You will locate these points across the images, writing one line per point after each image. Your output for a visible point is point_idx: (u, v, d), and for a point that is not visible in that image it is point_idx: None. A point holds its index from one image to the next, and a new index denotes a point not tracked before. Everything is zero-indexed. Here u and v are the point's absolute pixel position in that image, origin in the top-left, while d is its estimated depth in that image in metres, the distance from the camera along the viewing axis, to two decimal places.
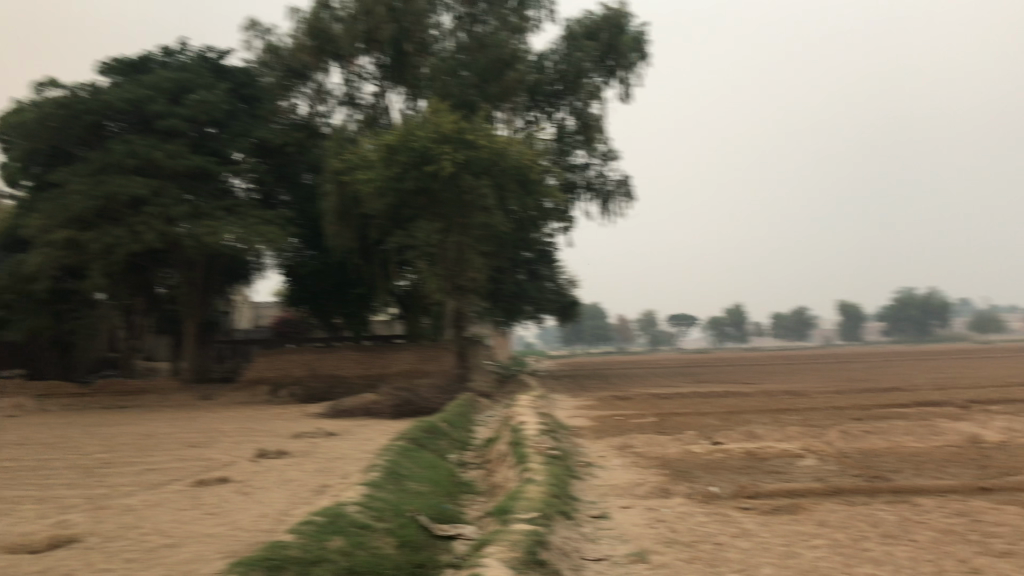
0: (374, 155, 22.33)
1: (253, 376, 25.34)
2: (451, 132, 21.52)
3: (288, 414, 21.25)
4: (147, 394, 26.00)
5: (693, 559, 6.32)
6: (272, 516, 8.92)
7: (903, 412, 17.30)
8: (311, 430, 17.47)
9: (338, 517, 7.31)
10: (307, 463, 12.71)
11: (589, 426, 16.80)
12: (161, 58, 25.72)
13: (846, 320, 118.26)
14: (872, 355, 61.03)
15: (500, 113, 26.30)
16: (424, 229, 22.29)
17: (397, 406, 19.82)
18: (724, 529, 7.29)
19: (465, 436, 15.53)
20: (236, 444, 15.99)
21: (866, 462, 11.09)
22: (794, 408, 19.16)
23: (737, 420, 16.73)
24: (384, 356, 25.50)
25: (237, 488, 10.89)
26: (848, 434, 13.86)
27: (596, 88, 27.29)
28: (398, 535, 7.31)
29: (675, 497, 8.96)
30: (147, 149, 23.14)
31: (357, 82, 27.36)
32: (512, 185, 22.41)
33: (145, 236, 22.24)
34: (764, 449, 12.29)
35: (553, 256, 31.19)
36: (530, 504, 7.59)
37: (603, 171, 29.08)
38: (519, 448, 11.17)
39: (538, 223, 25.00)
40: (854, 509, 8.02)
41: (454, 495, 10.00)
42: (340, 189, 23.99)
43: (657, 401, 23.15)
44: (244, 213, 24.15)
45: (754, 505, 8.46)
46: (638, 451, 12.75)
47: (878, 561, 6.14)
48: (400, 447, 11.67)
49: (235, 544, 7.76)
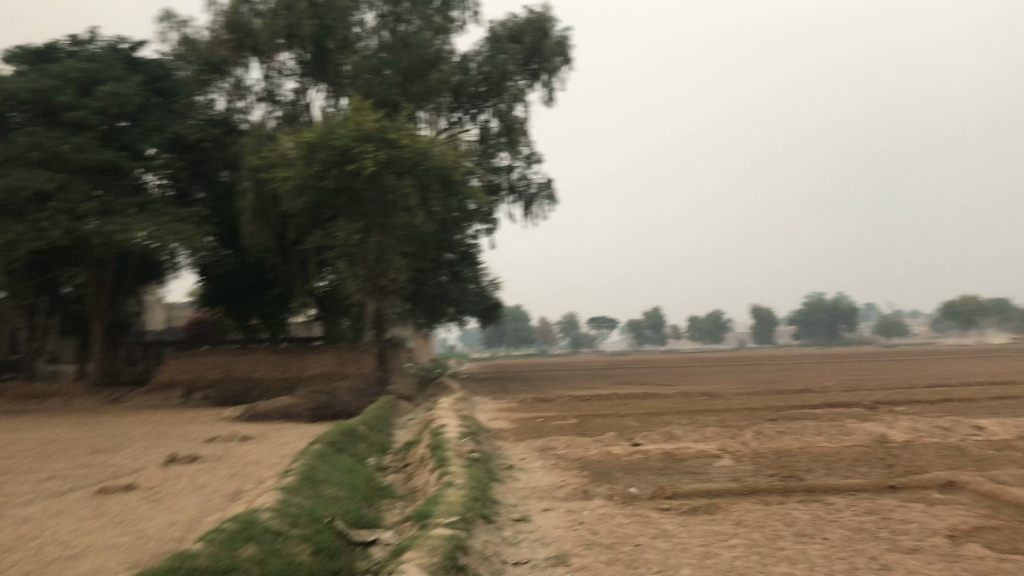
0: (293, 154, 21.93)
1: (164, 379, 24.58)
2: (372, 131, 21.25)
3: (201, 418, 20.63)
4: (51, 397, 24.97)
5: (614, 561, 6.31)
6: (182, 524, 8.59)
7: (815, 413, 17.82)
8: (225, 434, 16.98)
9: (252, 523, 7.03)
10: (220, 469, 12.32)
11: (511, 429, 16.78)
12: (70, 48, 24.69)
13: (760, 324, 121.63)
14: (785, 357, 62.84)
15: (423, 114, 26.04)
16: (345, 229, 21.95)
17: (315, 410, 19.45)
18: (643, 531, 7.33)
19: (384, 439, 15.32)
20: (145, 449, 15.42)
21: (780, 461, 11.34)
22: (711, 409, 19.55)
23: (656, 422, 16.96)
24: (302, 357, 24.75)
25: (145, 495, 10.47)
26: (763, 434, 14.18)
27: (520, 91, 27.27)
28: (314, 542, 7.10)
29: (595, 499, 8.98)
30: (53, 142, 22.17)
31: (277, 78, 26.87)
32: (435, 186, 22.24)
33: (50, 233, 21.36)
34: (682, 450, 12.47)
35: (475, 259, 31.04)
36: (450, 508, 7.47)
37: (526, 174, 29.18)
38: (440, 451, 11.05)
39: (461, 224, 24.80)
40: (769, 508, 8.16)
41: (372, 499, 9.81)
42: (258, 187, 23.39)
43: (578, 403, 23.32)
44: (156, 210, 23.35)
45: (673, 505, 8.54)
46: (559, 453, 12.78)
47: (793, 559, 6.24)
48: (318, 451, 11.41)
49: (141, 554, 7.42)
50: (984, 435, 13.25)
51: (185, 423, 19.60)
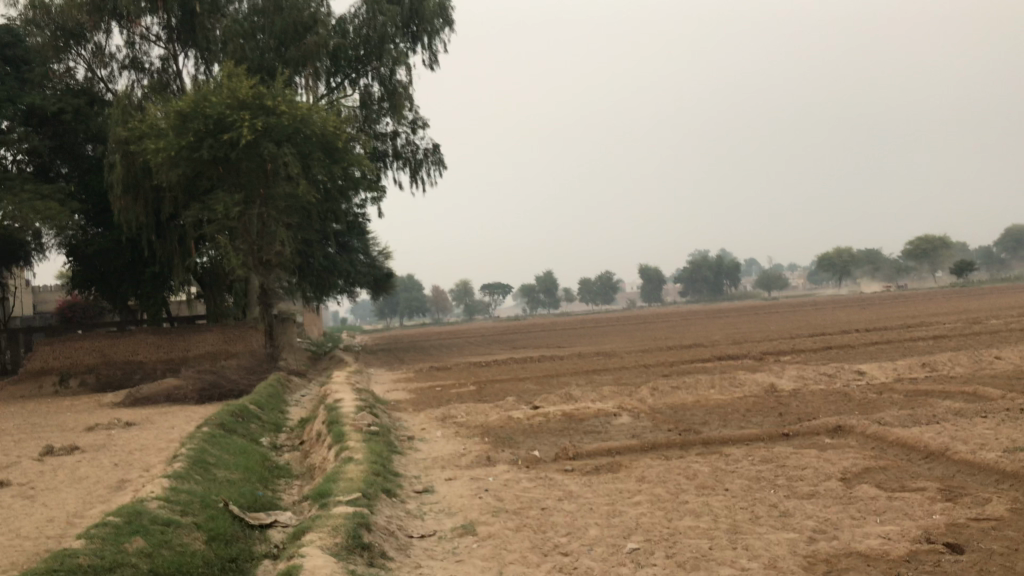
0: (164, 123, 20.77)
1: (36, 367, 22.99)
2: (248, 98, 20.40)
3: (80, 405, 19.52)
4: None
5: (522, 526, 6.23)
6: (61, 520, 8.02)
7: (706, 366, 18.38)
8: (107, 421, 16.12)
9: (138, 515, 6.57)
10: (103, 458, 11.65)
11: (409, 399, 16.58)
12: None
13: (647, 283, 124.75)
14: (672, 315, 64.60)
15: (301, 80, 25.08)
16: (224, 202, 20.92)
17: (203, 391, 18.69)
18: (549, 493, 7.28)
19: (277, 417, 14.82)
20: (17, 442, 14.42)
21: (677, 416, 11.55)
22: (606, 368, 19.85)
23: (554, 383, 17.08)
24: (185, 338, 23.58)
25: (20, 491, 9.76)
26: (659, 390, 14.45)
27: (401, 54, 26.32)
28: (207, 529, 6.73)
29: (499, 465, 8.90)
30: None
31: (142, 45, 25.34)
32: (317, 154, 21.51)
33: None
34: (581, 410, 12.54)
35: (364, 229, 30.41)
36: (350, 485, 7.21)
37: (411, 139, 28.71)
38: (337, 426, 10.73)
39: (347, 193, 24.05)
40: (670, 463, 8.27)
41: (268, 480, 9.45)
42: (128, 160, 22.07)
43: (475, 369, 23.31)
44: (15, 188, 21.77)
45: (576, 466, 8.55)
46: (459, 421, 12.64)
47: (698, 512, 6.31)
48: (207, 433, 10.88)
49: (17, 555, 6.87)
50: (864, 379, 13.90)
51: (61, 412, 18.50)
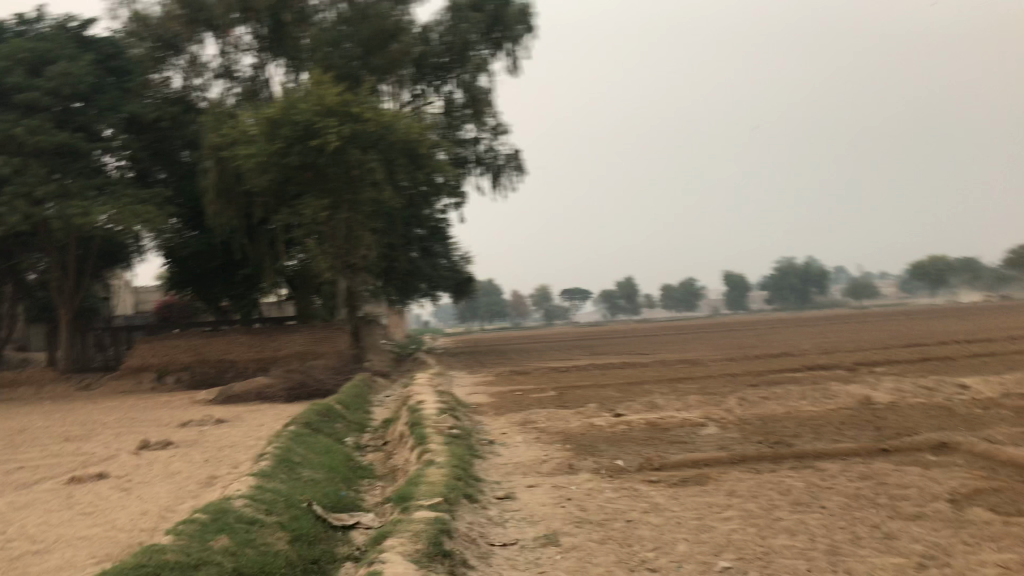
0: (254, 130, 21.33)
1: (136, 363, 24.07)
2: (335, 105, 20.72)
3: (174, 402, 20.16)
4: (21, 384, 24.21)
5: (607, 538, 6.03)
6: (154, 514, 8.20)
7: (795, 376, 17.78)
8: (199, 417, 16.57)
9: (224, 513, 6.61)
10: (194, 454, 11.93)
11: (490, 403, 16.51)
12: (17, 27, 24.19)
13: (732, 290, 122.23)
14: (757, 322, 62.94)
15: (385, 87, 25.49)
16: (311, 206, 21.39)
17: (292, 389, 19.05)
18: (634, 505, 7.05)
19: (361, 417, 14.94)
20: (116, 436, 14.92)
21: (767, 427, 11.13)
22: (691, 376, 19.40)
23: (637, 391, 16.78)
24: (275, 338, 24.18)
25: (116, 484, 10.05)
26: (746, 400, 14.00)
27: (483, 61, 26.57)
28: (291, 529, 6.74)
29: (582, 473, 8.71)
30: (6, 125, 21.61)
31: (234, 53, 26.07)
32: (402, 159, 21.70)
33: (8, 219, 20.93)
34: (666, 419, 12.24)
35: (446, 233, 30.63)
36: (432, 489, 7.13)
37: (493, 145, 28.77)
38: (418, 428, 10.70)
39: (430, 198, 24.22)
40: (761, 477, 7.94)
41: (351, 480, 9.48)
42: (220, 165, 22.80)
43: (556, 374, 23.17)
44: (116, 192, 22.68)
45: (662, 477, 8.29)
46: (541, 427, 12.48)
47: (793, 531, 5.99)
48: (292, 432, 11.01)
49: (111, 547, 7.04)
50: (968, 394, 13.17)
51: (158, 407, 19.15)
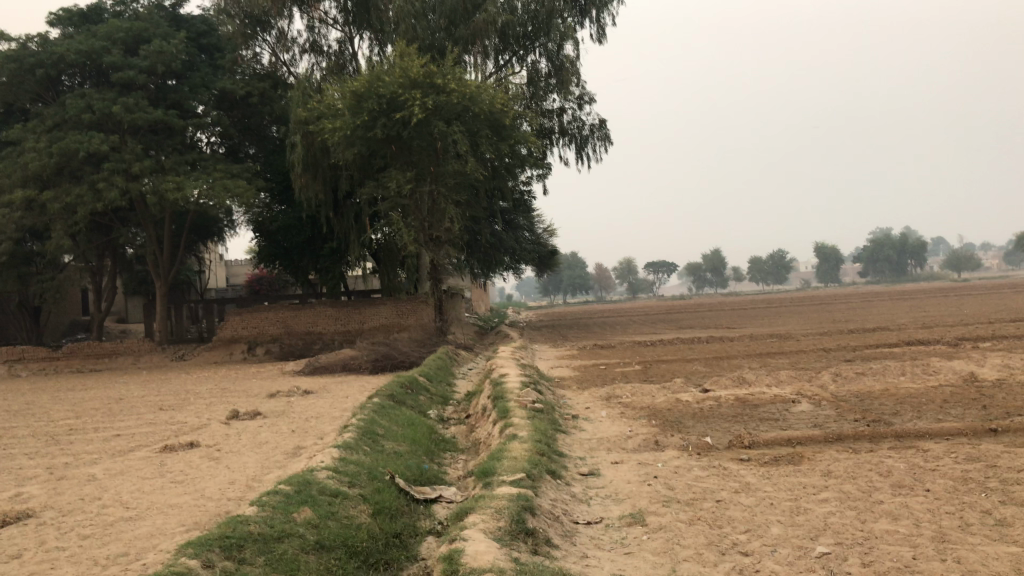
0: (340, 104, 21.46)
1: (227, 335, 24.73)
2: (419, 77, 20.68)
3: (264, 372, 20.68)
4: (121, 355, 25.16)
5: (695, 519, 5.79)
6: (241, 483, 8.34)
7: (893, 351, 17.04)
8: (287, 388, 16.92)
9: (307, 486, 6.62)
10: (281, 424, 12.16)
11: (573, 376, 16.37)
12: (115, 8, 25.21)
13: (824, 263, 118.39)
14: (852, 297, 60.55)
15: (470, 58, 25.22)
16: (397, 179, 21.44)
17: (377, 361, 19.28)
18: (724, 484, 6.78)
19: (445, 390, 14.99)
20: (208, 406, 15.36)
21: (864, 405, 10.64)
22: (782, 351, 18.78)
23: (724, 366, 16.36)
24: (361, 310, 24.48)
25: (207, 453, 10.30)
26: (841, 376, 13.44)
27: (568, 29, 25.92)
28: (373, 502, 6.73)
29: (668, 450, 8.46)
30: (105, 104, 22.39)
31: (321, 28, 26.33)
32: (485, 131, 21.60)
33: (107, 194, 21.73)
34: (756, 396, 11.84)
35: (530, 206, 30.47)
36: (515, 464, 7.00)
37: (578, 115, 28.42)
38: (501, 402, 10.62)
39: (513, 170, 23.99)
40: (859, 457, 7.55)
41: (434, 453, 9.47)
42: (308, 140, 23.08)
43: (641, 348, 22.82)
44: (208, 167, 23.25)
45: (752, 456, 7.99)
46: (625, 402, 12.24)
47: (895, 515, 5.63)
48: (376, 404, 11.05)
49: (199, 515, 7.19)
50: None
51: (249, 378, 19.67)
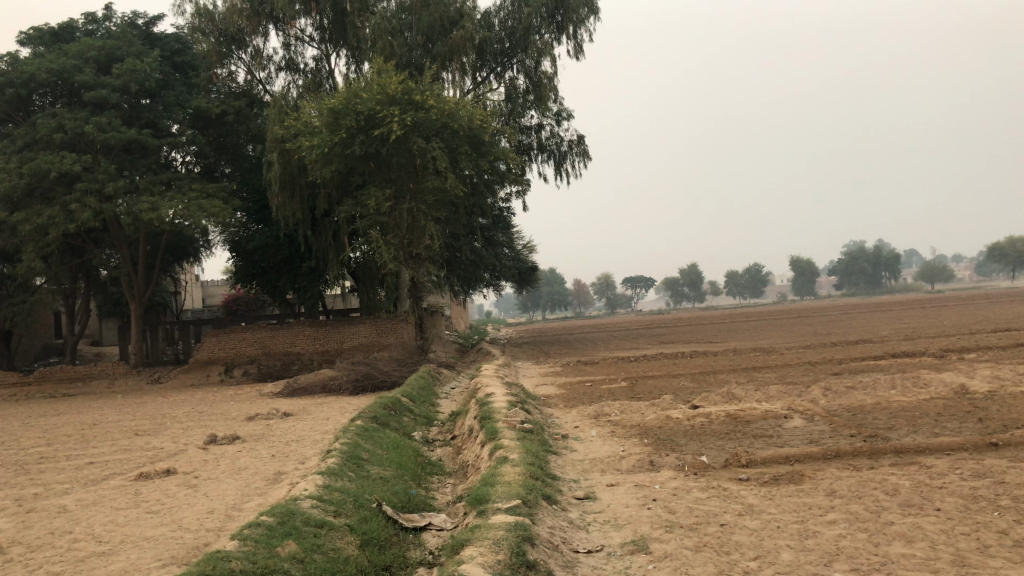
0: (318, 121, 21.16)
1: (204, 357, 24.37)
2: (397, 94, 20.42)
3: (242, 395, 20.22)
4: (94, 379, 24.59)
5: (702, 546, 5.52)
6: (220, 513, 7.99)
7: (880, 364, 16.91)
8: (266, 411, 16.50)
9: (291, 516, 6.27)
10: (261, 448, 11.77)
11: (559, 394, 16.07)
12: (87, 27, 24.82)
13: (799, 276, 119.11)
14: (831, 309, 60.75)
15: (448, 75, 25.00)
16: (376, 196, 21.14)
17: (357, 382, 18.89)
18: (726, 507, 6.52)
19: (429, 410, 14.65)
20: (185, 430, 14.93)
21: (857, 420, 10.44)
22: (768, 365, 18.60)
23: (711, 381, 16.16)
24: (340, 329, 24.05)
25: (184, 481, 9.91)
26: (831, 390, 13.24)
27: (546, 45, 25.78)
28: (361, 532, 6.41)
29: (664, 470, 8.19)
30: (77, 123, 21.95)
31: (297, 46, 26.08)
32: (465, 148, 21.42)
33: (79, 215, 21.26)
34: (748, 412, 11.61)
35: (508, 222, 30.36)
36: (509, 489, 6.71)
37: (556, 131, 28.32)
38: (488, 423, 10.31)
39: (493, 186, 23.74)
40: (861, 475, 7.33)
41: (420, 477, 9.15)
42: (285, 158, 22.74)
43: (625, 364, 22.56)
44: (183, 187, 22.85)
45: (751, 475, 7.74)
46: (615, 420, 11.96)
47: (910, 537, 5.40)
48: (360, 427, 10.71)
49: (176, 549, 6.83)
50: None
51: (227, 401, 19.19)
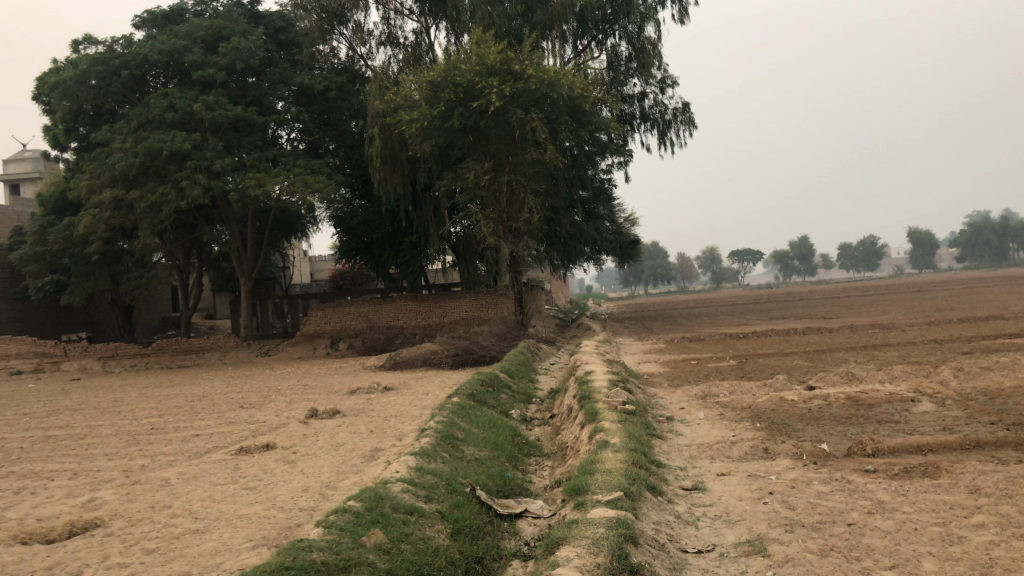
0: (417, 95, 20.97)
1: (310, 330, 24.73)
2: (496, 64, 20.01)
3: (345, 368, 20.38)
4: (208, 351, 25.37)
5: (828, 550, 4.91)
6: (314, 491, 7.82)
7: (1015, 343, 15.57)
8: (368, 385, 16.47)
9: (380, 502, 5.94)
10: (361, 423, 11.65)
11: (664, 373, 15.44)
12: (196, 9, 25.23)
13: (918, 248, 113.27)
14: (954, 283, 57.61)
15: (548, 44, 24.42)
16: (474, 170, 20.88)
17: (457, 356, 18.71)
18: (854, 504, 5.85)
19: (527, 387, 14.28)
20: (288, 404, 15.01)
21: (997, 405, 9.47)
22: (888, 343, 17.41)
23: (827, 360, 15.20)
24: (441, 303, 24.03)
25: (283, 456, 9.83)
26: (963, 372, 12.15)
27: (649, 10, 25.03)
28: (452, 520, 6.05)
29: (779, 459, 7.55)
30: (186, 101, 22.43)
31: (396, 19, 25.95)
32: (565, 118, 20.76)
33: (190, 191, 21.82)
34: (870, 393, 10.76)
35: (610, 195, 29.66)
36: (611, 479, 6.21)
37: (660, 99, 27.37)
38: (589, 403, 9.80)
39: (594, 157, 22.99)
40: (1008, 470, 6.51)
41: (517, 459, 8.76)
42: (385, 132, 22.65)
43: (733, 341, 21.64)
44: (288, 163, 23.14)
45: (879, 466, 7.02)
46: (724, 401, 11.29)
47: None
48: (456, 404, 10.42)
49: (268, 530, 6.65)
50: None
51: (330, 374, 19.35)
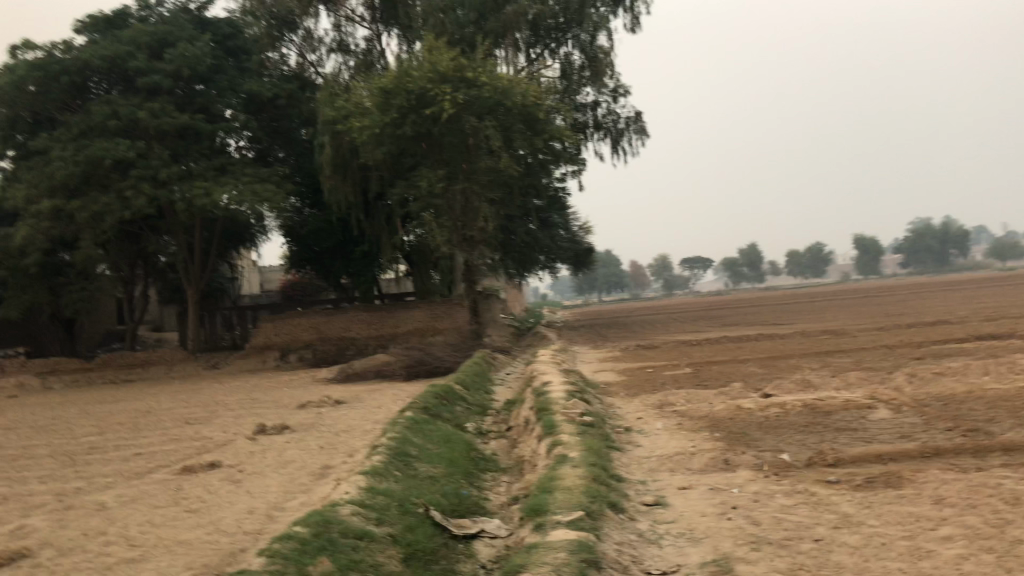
0: (369, 102, 20.61)
1: (261, 342, 23.96)
2: (449, 71, 19.74)
3: (296, 381, 19.89)
4: (154, 365, 24.59)
5: (796, 569, 4.73)
6: (261, 512, 7.45)
7: (965, 347, 15.72)
8: (319, 398, 16.05)
9: (329, 526, 5.63)
10: (311, 439, 11.28)
11: (621, 382, 15.28)
12: (140, 14, 24.57)
13: (865, 255, 115.55)
14: (898, 288, 58.69)
15: (501, 51, 24.20)
16: (428, 177, 20.56)
17: (411, 367, 18.39)
18: (819, 518, 5.69)
19: (483, 398, 14.00)
20: (236, 419, 14.52)
21: (953, 411, 9.45)
22: (842, 349, 17.49)
23: (782, 366, 15.18)
24: (394, 314, 23.68)
25: (229, 475, 9.43)
26: (916, 377, 12.17)
27: (601, 19, 25.07)
28: (405, 544, 5.76)
29: (740, 471, 7.38)
30: (130, 109, 21.78)
31: (347, 26, 25.57)
32: (519, 126, 20.55)
33: (134, 201, 21.17)
34: (827, 400, 10.69)
35: (564, 203, 29.56)
36: (571, 498, 5.97)
37: (613, 107, 27.39)
38: (546, 415, 9.56)
39: (549, 166, 22.85)
40: (970, 479, 6.42)
41: (473, 475, 8.48)
42: (336, 140, 22.20)
43: (687, 348, 21.60)
44: (236, 171, 22.58)
45: (841, 477, 6.89)
46: (681, 410, 11.15)
47: None
48: (410, 419, 10.09)
49: (211, 556, 6.29)
50: None
51: (280, 387, 18.86)
